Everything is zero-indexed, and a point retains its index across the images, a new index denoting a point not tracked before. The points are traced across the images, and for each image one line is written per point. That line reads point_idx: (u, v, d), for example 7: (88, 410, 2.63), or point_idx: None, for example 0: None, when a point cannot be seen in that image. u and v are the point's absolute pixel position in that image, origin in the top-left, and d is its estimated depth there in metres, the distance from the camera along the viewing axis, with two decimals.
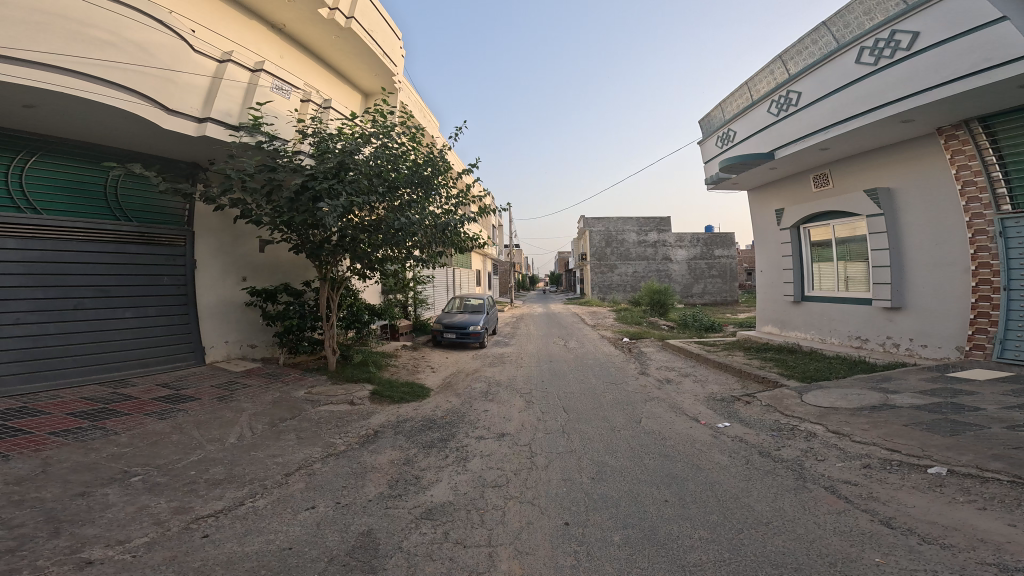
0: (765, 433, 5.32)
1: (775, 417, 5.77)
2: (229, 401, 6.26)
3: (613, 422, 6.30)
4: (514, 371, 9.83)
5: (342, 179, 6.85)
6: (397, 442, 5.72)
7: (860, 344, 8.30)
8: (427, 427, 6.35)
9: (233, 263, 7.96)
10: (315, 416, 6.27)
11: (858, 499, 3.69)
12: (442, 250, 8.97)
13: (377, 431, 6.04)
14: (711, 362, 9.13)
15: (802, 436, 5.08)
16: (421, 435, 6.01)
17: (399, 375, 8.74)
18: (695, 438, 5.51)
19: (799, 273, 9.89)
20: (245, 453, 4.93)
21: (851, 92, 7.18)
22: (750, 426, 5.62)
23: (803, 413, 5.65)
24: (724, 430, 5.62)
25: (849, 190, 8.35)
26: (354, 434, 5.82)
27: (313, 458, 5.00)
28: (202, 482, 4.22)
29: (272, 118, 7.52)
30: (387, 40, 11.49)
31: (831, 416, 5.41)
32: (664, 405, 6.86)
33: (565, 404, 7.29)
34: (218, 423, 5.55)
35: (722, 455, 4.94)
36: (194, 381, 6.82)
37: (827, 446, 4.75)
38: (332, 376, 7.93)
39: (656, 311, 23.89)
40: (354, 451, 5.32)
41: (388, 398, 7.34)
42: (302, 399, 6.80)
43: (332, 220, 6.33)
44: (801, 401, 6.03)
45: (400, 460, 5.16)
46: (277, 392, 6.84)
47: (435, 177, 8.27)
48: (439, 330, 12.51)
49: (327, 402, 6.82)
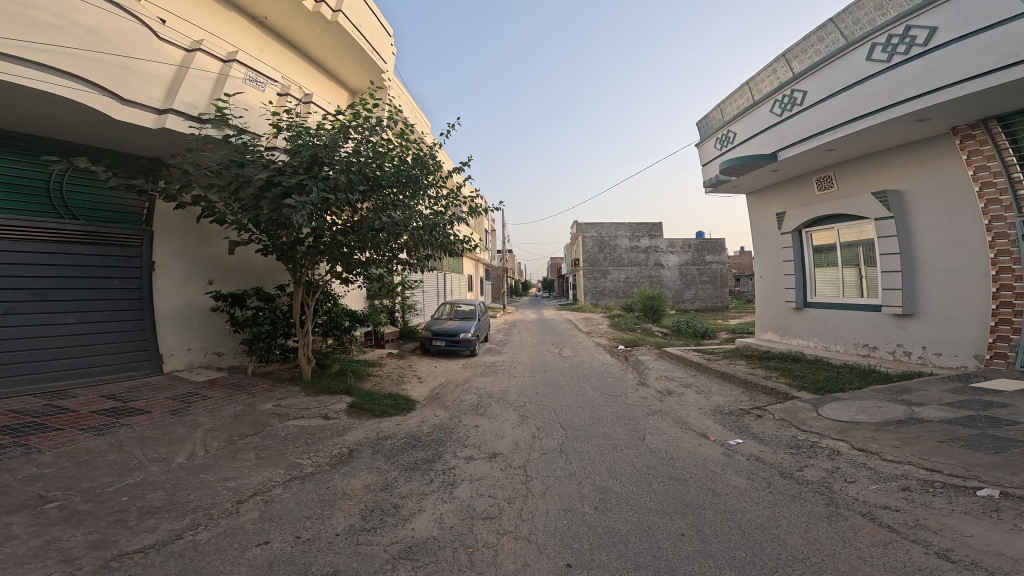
0: (783, 451, 4.86)
1: (792, 432, 5.31)
2: (184, 415, 5.56)
3: (614, 440, 5.77)
4: (508, 381, 9.27)
5: (315, 175, 6.22)
6: (375, 463, 5.09)
7: (867, 352, 7.98)
8: (410, 445, 5.74)
9: (199, 264, 7.25)
10: (283, 432, 5.60)
11: (903, 527, 3.23)
12: (431, 254, 8.41)
13: (353, 450, 5.40)
14: (712, 371, 8.72)
15: (826, 454, 4.63)
16: (404, 455, 5.39)
17: (382, 387, 8.08)
18: (707, 457, 5.00)
19: (801, 278, 9.59)
20: (193, 476, 4.25)
21: (863, 90, 7.00)
22: (765, 443, 5.15)
23: (822, 428, 5.20)
24: (737, 447, 5.14)
25: (856, 193, 8.09)
26: (325, 454, 5.17)
27: (274, 482, 4.36)
28: (134, 511, 3.55)
29: (241, 110, 6.85)
30: (377, 36, 11.02)
31: (853, 431, 4.97)
32: (669, 419, 6.37)
33: (563, 418, 6.74)
34: (166, 440, 4.86)
35: (739, 477, 4.44)
36: (146, 392, 6.08)
37: (855, 465, 4.30)
38: (307, 387, 7.24)
39: (649, 317, 23.61)
40: (324, 474, 4.68)
41: (368, 412, 6.69)
42: (268, 413, 6.11)
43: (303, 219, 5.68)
44: (818, 415, 5.59)
45: (377, 486, 4.53)
46: (240, 405, 6.14)
47: (424, 175, 7.74)
48: (427, 337, 11.90)
49: (298, 416, 6.14)
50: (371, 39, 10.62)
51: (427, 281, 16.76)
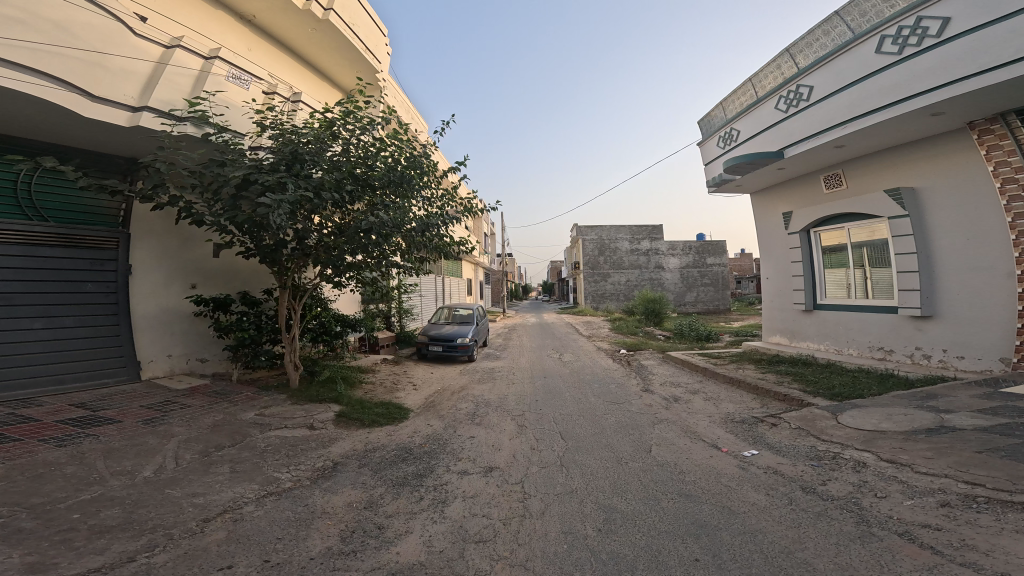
0: (803, 463, 4.48)
1: (811, 442, 4.94)
2: (157, 424, 5.22)
3: (619, 452, 5.39)
4: (506, 388, 8.90)
5: (295, 174, 5.83)
6: (360, 478, 4.72)
7: (883, 355, 7.61)
8: (401, 459, 5.37)
9: (180, 267, 6.94)
10: (263, 444, 5.25)
11: (949, 549, 2.88)
12: (425, 256, 8.08)
13: (338, 463, 5.04)
14: (719, 376, 8.34)
15: (851, 466, 4.26)
16: (392, 469, 5.02)
17: (375, 395, 7.71)
18: (720, 471, 4.62)
19: (810, 279, 9.25)
20: (157, 491, 3.89)
21: (872, 83, 6.72)
22: (783, 454, 4.78)
23: (844, 438, 4.83)
24: (752, 459, 4.77)
25: (867, 191, 7.77)
26: (307, 468, 4.81)
27: (246, 498, 4.00)
28: (83, 530, 3.19)
29: (222, 108, 6.56)
30: (371, 35, 10.79)
31: (879, 441, 4.59)
32: (676, 429, 6.00)
33: (563, 428, 6.36)
34: (134, 452, 4.52)
35: (757, 493, 4.06)
36: (119, 401, 5.74)
37: (884, 479, 3.94)
38: (293, 396, 6.87)
39: (650, 320, 23.27)
40: (303, 490, 4.31)
41: (357, 422, 6.32)
42: (249, 422, 5.76)
43: (283, 220, 5.28)
44: (837, 423, 5.22)
45: (360, 504, 4.16)
46: (220, 415, 5.79)
47: (418, 175, 7.41)
48: (424, 342, 11.55)
49: (281, 426, 5.79)
50: (364, 38, 10.37)
51: (424, 284, 16.46)
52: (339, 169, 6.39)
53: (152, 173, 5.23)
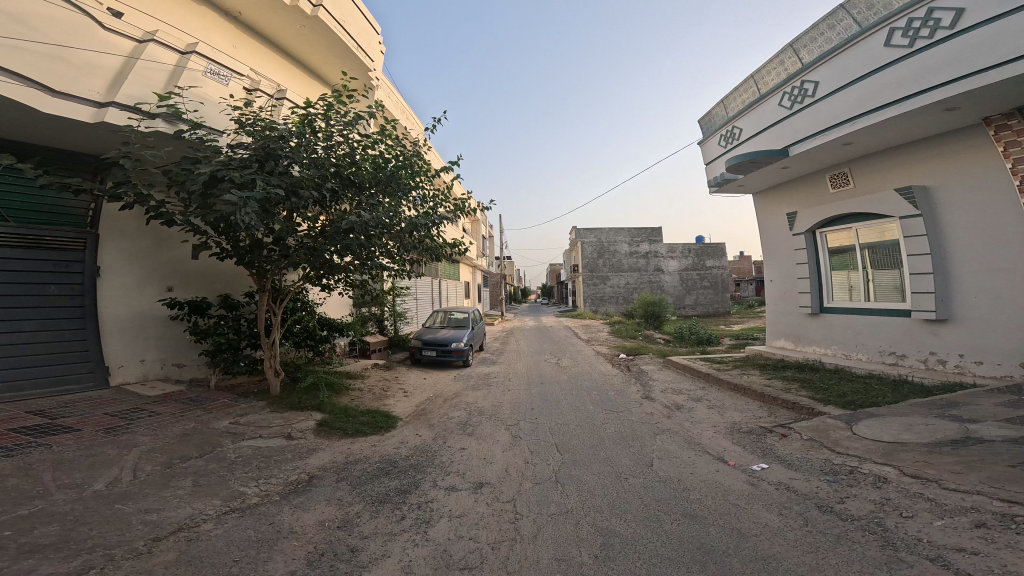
0: (818, 478, 4.13)
1: (824, 456, 4.58)
2: (119, 433, 4.93)
3: (618, 467, 5.02)
4: (500, 396, 8.53)
5: (269, 170, 5.43)
6: (336, 494, 4.35)
7: (894, 360, 7.28)
8: (383, 473, 4.99)
9: (155, 268, 6.61)
10: (234, 455, 4.92)
11: None
12: (417, 258, 7.72)
13: (314, 477, 4.68)
14: (723, 382, 7.99)
15: (870, 482, 3.90)
16: (373, 484, 4.64)
17: (361, 402, 7.32)
18: (727, 487, 4.26)
19: (816, 281, 8.93)
20: (105, 507, 3.61)
21: (881, 78, 6.44)
22: (795, 469, 4.42)
23: (861, 451, 4.49)
24: (761, 474, 4.41)
25: (876, 189, 7.47)
26: (278, 482, 4.47)
27: (204, 515, 3.70)
28: (10, 551, 2.92)
29: (197, 103, 6.20)
30: (363, 33, 10.50)
31: (900, 454, 4.24)
32: (679, 440, 5.63)
33: (559, 440, 5.98)
34: (88, 464, 4.24)
35: (769, 512, 3.70)
36: (82, 408, 5.42)
37: (910, 495, 3.58)
38: (273, 403, 6.51)
39: (650, 324, 22.92)
40: (270, 507, 3.98)
41: (340, 431, 5.94)
42: (221, 431, 5.44)
43: (254, 220, 4.89)
44: (852, 434, 4.87)
45: (334, 522, 3.80)
46: (191, 423, 5.47)
47: (408, 174, 7.07)
48: (417, 347, 11.19)
49: (255, 435, 5.45)
50: (356, 36, 10.06)
51: (419, 287, 16.11)
52: (319, 165, 6.00)
53: (115, 170, 4.89)
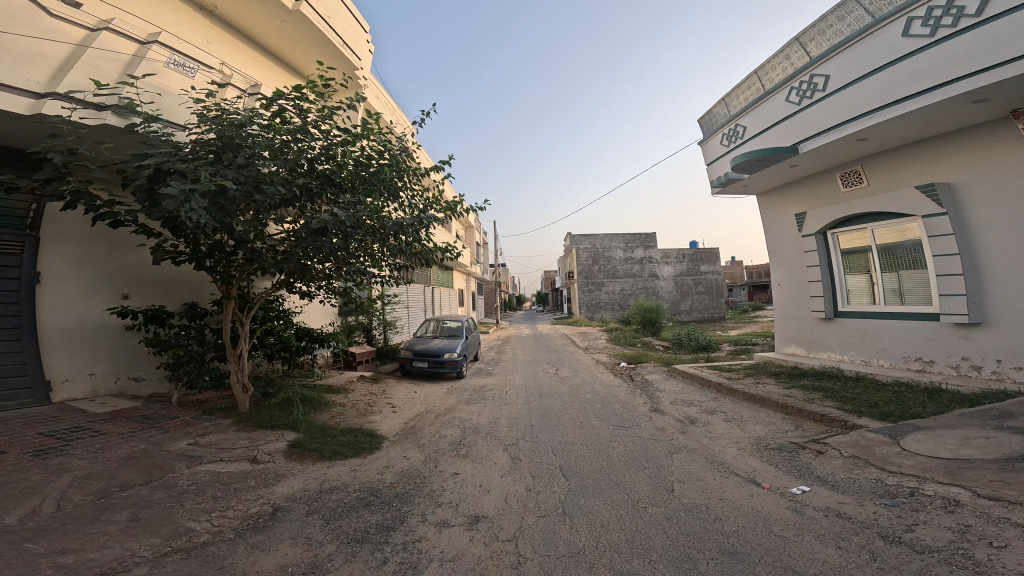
0: (874, 503, 3.57)
1: (873, 475, 4.02)
2: (50, 457, 4.20)
3: (634, 494, 4.39)
4: (497, 411, 7.87)
5: (227, 163, 4.78)
6: (304, 532, 3.64)
7: (921, 366, 6.82)
8: (364, 504, 4.27)
9: (109, 274, 5.93)
10: (188, 482, 4.20)
11: None
12: (404, 264, 7.15)
13: (279, 509, 3.98)
14: (737, 393, 7.42)
15: (939, 506, 3.36)
16: (349, 519, 3.93)
17: (344, 420, 6.60)
18: (768, 516, 3.66)
19: (829, 285, 8.51)
20: (10, 547, 2.91)
21: (900, 70, 6.08)
22: (843, 492, 3.86)
23: (914, 469, 3.95)
24: (803, 499, 3.84)
25: (893, 188, 7.10)
26: (237, 515, 3.77)
27: (136, 559, 3.00)
28: None
29: (153, 94, 5.59)
30: (350, 30, 9.99)
31: (967, 473, 3.70)
32: (700, 459, 5.04)
33: (565, 462, 5.33)
34: (3, 493, 3.53)
35: (824, 545, 3.12)
36: (12, 428, 4.67)
37: (994, 522, 3.05)
38: (241, 422, 5.78)
39: (648, 331, 22.46)
40: (222, 547, 3.28)
41: (317, 454, 5.23)
42: (177, 454, 4.71)
43: (205, 217, 4.21)
44: (902, 450, 4.32)
45: (298, 569, 3.11)
46: (141, 445, 4.75)
47: (395, 172, 6.51)
48: (407, 358, 10.51)
49: (217, 459, 4.74)
50: (342, 33, 9.55)
51: (409, 295, 15.44)
52: (289, 159, 5.36)
53: (46, 165, 4.25)
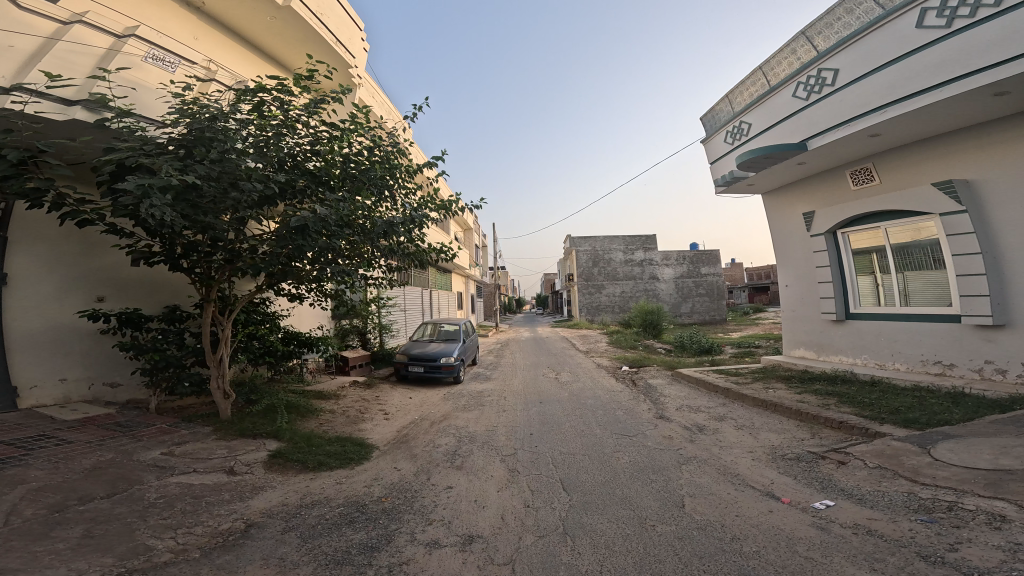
0: (909, 519, 3.30)
1: (904, 488, 3.71)
2: (6, 467, 3.87)
3: (641, 510, 4.04)
4: (495, 418, 7.53)
5: (197, 158, 4.45)
6: (277, 551, 3.30)
7: (940, 370, 6.51)
8: (347, 520, 3.91)
9: (82, 276, 5.62)
10: (156, 495, 3.88)
11: None
12: (396, 265, 6.85)
13: (253, 525, 3.64)
14: (746, 399, 7.09)
15: (984, 522, 3.10)
16: (329, 537, 3.57)
17: (332, 428, 6.26)
18: (791, 535, 3.32)
19: (840, 286, 8.21)
20: None
21: (914, 62, 5.81)
22: (871, 507, 3.55)
23: (948, 481, 3.66)
24: (827, 516, 3.51)
25: (907, 185, 6.82)
26: (206, 532, 3.43)
27: None
28: None
29: (127, 89, 5.33)
30: (344, 28, 9.73)
31: (1011, 485, 3.40)
32: (711, 471, 4.71)
33: (566, 475, 4.98)
34: None
35: (859, 569, 2.82)
36: None
37: None
38: (221, 430, 5.45)
39: (649, 333, 22.11)
40: (184, 570, 2.94)
41: (301, 465, 4.90)
42: (147, 464, 4.38)
43: (168, 214, 3.88)
44: (934, 461, 4.01)
45: None
46: (109, 454, 4.42)
47: (386, 170, 6.22)
48: (403, 362, 10.18)
49: (191, 470, 4.41)
50: (335, 30, 9.28)
51: (406, 298, 15.14)
52: (269, 155, 5.03)
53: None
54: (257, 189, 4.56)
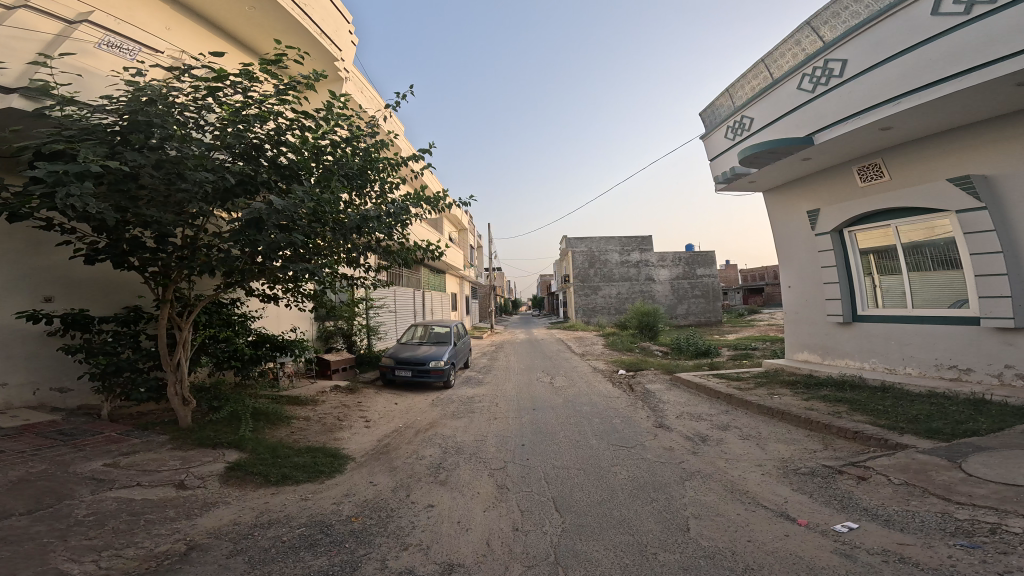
0: (950, 546, 2.88)
1: (938, 508, 3.32)
2: None
3: (642, 535, 3.58)
4: (485, 426, 7.09)
5: (137, 144, 3.96)
6: None
7: (956, 375, 6.19)
8: (308, 544, 3.44)
9: (27, 275, 5.11)
10: (86, 512, 3.41)
11: None
12: (379, 264, 6.41)
13: (195, 549, 3.17)
14: (750, 406, 6.70)
15: None
16: (283, 564, 3.11)
17: (304, 438, 5.77)
18: (812, 564, 2.91)
19: (846, 287, 7.89)
20: None
21: (928, 51, 5.48)
22: (902, 529, 3.15)
23: (986, 501, 3.27)
24: (851, 541, 3.10)
25: (919, 181, 6.51)
26: (135, 558, 2.97)
27: None
28: None
29: (71, 75, 5.10)
30: (330, 18, 9.21)
31: None
32: (717, 487, 4.31)
33: (559, 493, 4.54)
34: None
35: None
36: None
37: None
38: (178, 439, 4.97)
39: (646, 335, 21.74)
40: None
41: (263, 478, 4.43)
42: (84, 477, 3.91)
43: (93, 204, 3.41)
44: (969, 477, 3.62)
45: None
46: (41, 466, 3.94)
47: (366, 162, 5.77)
48: (389, 366, 9.70)
49: (136, 484, 3.95)
50: (319, 21, 8.78)
51: (395, 300, 14.68)
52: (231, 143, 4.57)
53: None
54: (208, 180, 4.07)
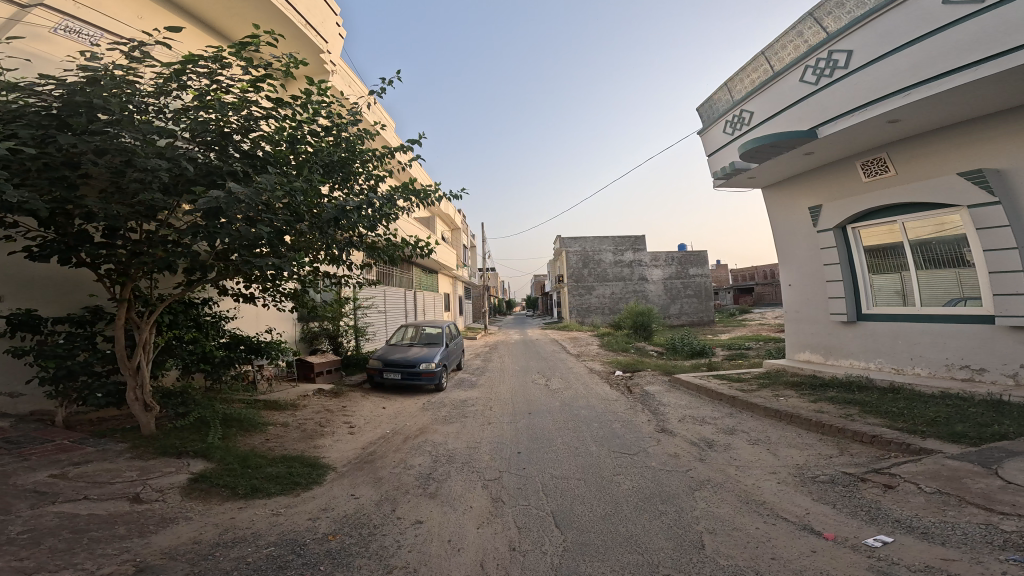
0: (997, 562, 2.60)
1: (979, 520, 3.05)
2: None
3: (653, 554, 3.25)
4: (478, 432, 6.71)
5: (83, 127, 3.51)
6: None
7: (968, 375, 6.00)
8: (278, 565, 3.04)
9: None
10: (19, 530, 2.98)
11: None
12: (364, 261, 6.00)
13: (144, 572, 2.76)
14: (755, 408, 6.44)
15: None
16: None
17: (280, 445, 5.33)
18: None
19: (850, 285, 7.70)
20: None
21: (940, 40, 5.26)
22: (942, 543, 2.86)
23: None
24: (888, 557, 2.80)
25: (927, 176, 6.33)
26: None
27: None
28: None
29: (20, 60, 4.96)
30: (316, 9, 8.73)
31: None
32: (730, 498, 4.00)
33: (560, 506, 4.19)
34: None
35: None
36: None
37: None
38: (138, 448, 4.52)
39: (640, 335, 21.57)
40: None
41: (232, 492, 4.00)
42: (23, 489, 3.47)
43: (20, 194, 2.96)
44: (1007, 485, 3.36)
45: None
46: None
47: (348, 152, 5.37)
48: (377, 368, 9.26)
49: (84, 497, 3.51)
50: (304, 12, 8.29)
51: (385, 300, 14.22)
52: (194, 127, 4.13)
53: None
54: (164, 167, 3.63)
